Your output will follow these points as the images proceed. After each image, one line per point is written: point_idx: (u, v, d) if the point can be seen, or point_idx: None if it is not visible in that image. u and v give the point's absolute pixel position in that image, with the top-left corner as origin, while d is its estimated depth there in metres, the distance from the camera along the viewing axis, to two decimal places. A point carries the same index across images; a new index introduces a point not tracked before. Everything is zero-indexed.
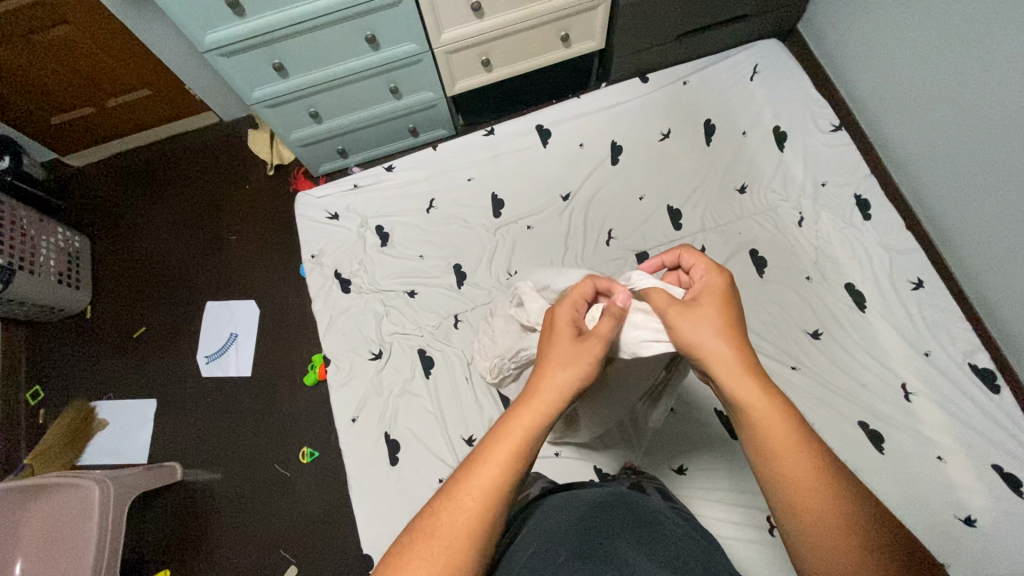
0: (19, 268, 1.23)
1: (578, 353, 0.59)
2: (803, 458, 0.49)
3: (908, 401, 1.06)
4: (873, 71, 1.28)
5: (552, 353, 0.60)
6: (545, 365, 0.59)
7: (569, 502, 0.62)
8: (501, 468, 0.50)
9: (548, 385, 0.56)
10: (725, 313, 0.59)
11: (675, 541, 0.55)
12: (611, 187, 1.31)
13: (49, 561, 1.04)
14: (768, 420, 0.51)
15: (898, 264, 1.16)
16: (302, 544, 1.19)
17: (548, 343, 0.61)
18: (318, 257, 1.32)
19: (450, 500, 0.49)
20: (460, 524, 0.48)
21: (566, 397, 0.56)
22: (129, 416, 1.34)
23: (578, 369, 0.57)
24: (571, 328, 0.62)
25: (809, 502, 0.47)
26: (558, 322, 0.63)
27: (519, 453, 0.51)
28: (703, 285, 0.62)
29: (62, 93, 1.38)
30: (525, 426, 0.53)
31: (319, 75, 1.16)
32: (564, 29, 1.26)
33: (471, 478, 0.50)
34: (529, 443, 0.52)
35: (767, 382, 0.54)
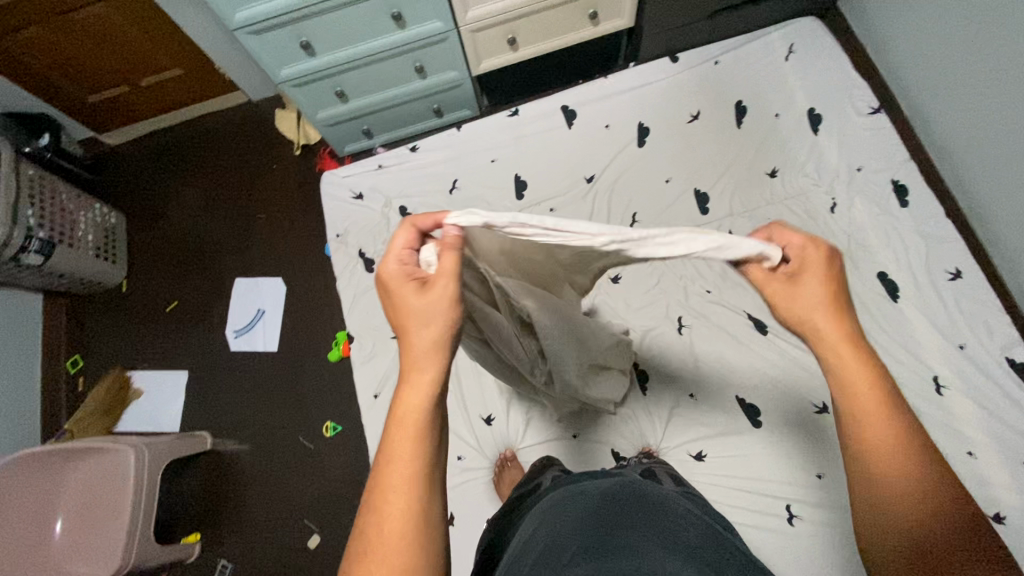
0: (58, 242, 1.28)
1: (426, 299, 0.53)
2: (899, 453, 0.45)
3: (940, 395, 1.02)
4: (917, 50, 1.22)
5: (403, 309, 0.54)
6: (404, 324, 0.54)
7: (581, 495, 0.61)
8: (410, 460, 0.48)
9: (415, 346, 0.52)
10: (834, 292, 0.50)
11: (688, 524, 0.55)
12: (637, 170, 1.29)
13: (92, 521, 1.10)
14: (865, 409, 0.47)
15: (935, 253, 1.12)
16: (325, 515, 1.23)
17: (393, 302, 0.55)
18: (343, 236, 1.34)
19: (374, 513, 0.47)
20: (391, 530, 0.46)
21: (437, 344, 0.53)
22: (160, 386, 1.40)
23: (442, 317, 0.53)
24: (407, 276, 0.55)
25: (903, 500, 0.45)
26: (390, 277, 0.56)
27: (419, 436, 0.49)
28: (796, 260, 0.51)
29: (97, 72, 1.41)
30: (417, 406, 0.50)
31: (345, 53, 1.17)
32: (592, 7, 1.23)
33: (383, 484, 0.48)
34: (422, 419, 0.50)
35: (875, 372, 0.48)
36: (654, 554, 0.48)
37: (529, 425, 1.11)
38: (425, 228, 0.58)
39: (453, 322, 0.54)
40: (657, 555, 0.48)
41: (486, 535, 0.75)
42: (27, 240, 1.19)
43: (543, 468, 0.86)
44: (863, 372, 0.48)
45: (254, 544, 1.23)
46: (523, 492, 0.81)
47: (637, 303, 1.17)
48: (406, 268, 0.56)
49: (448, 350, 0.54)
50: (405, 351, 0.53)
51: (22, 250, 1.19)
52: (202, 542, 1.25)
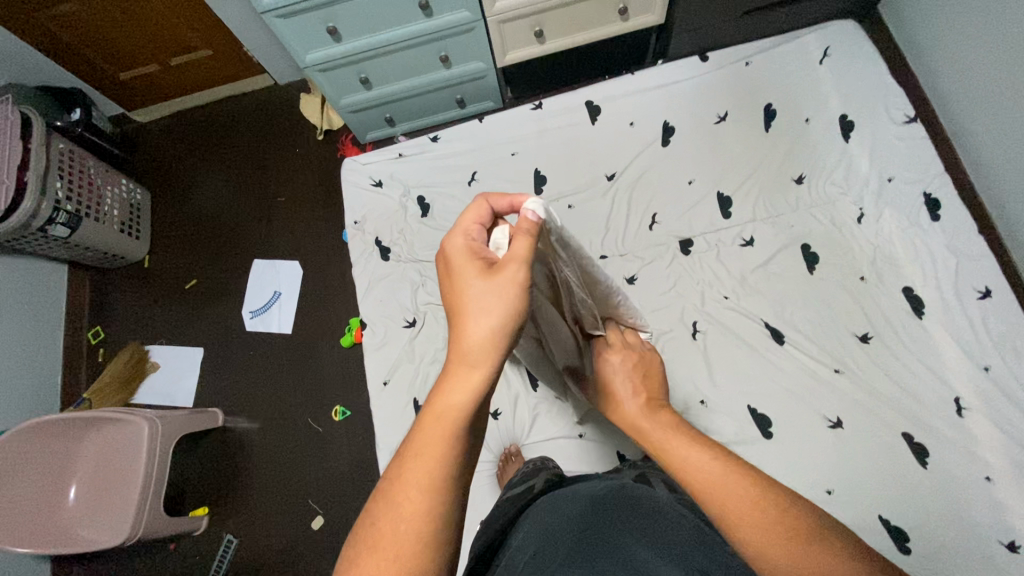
0: (85, 215, 1.31)
1: (492, 282, 0.54)
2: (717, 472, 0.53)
3: (961, 417, 0.99)
4: (960, 59, 1.17)
5: (466, 290, 0.55)
6: (463, 308, 0.54)
7: (571, 501, 0.62)
8: (438, 459, 0.47)
9: (472, 333, 0.52)
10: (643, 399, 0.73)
11: (680, 525, 0.55)
12: (659, 170, 1.27)
13: (110, 488, 1.15)
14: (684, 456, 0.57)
15: (965, 270, 1.08)
16: (330, 497, 1.24)
17: (457, 280, 0.56)
18: (361, 223, 1.35)
19: (388, 504, 0.45)
20: (407, 524, 0.44)
21: (494, 335, 0.52)
22: (178, 362, 1.42)
23: (502, 308, 0.53)
24: (475, 256, 0.57)
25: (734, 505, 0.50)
26: (459, 256, 0.57)
27: (453, 435, 0.48)
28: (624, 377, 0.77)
29: (129, 50, 1.43)
30: (457, 402, 0.49)
31: (370, 40, 1.16)
32: (622, 2, 1.21)
33: (403, 478, 0.46)
34: (461, 419, 0.49)
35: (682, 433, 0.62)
36: (638, 554, 0.48)
37: (536, 421, 1.11)
38: (500, 214, 0.61)
39: (513, 318, 0.53)
40: (641, 555, 0.48)
41: (477, 544, 0.72)
42: (55, 212, 1.22)
43: (539, 469, 0.87)
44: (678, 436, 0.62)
45: (258, 520, 1.26)
46: (517, 493, 0.80)
47: (652, 305, 1.15)
48: (473, 247, 0.58)
49: (502, 349, 0.53)
50: (457, 340, 0.52)
51: (50, 222, 1.22)
52: (210, 516, 1.27)
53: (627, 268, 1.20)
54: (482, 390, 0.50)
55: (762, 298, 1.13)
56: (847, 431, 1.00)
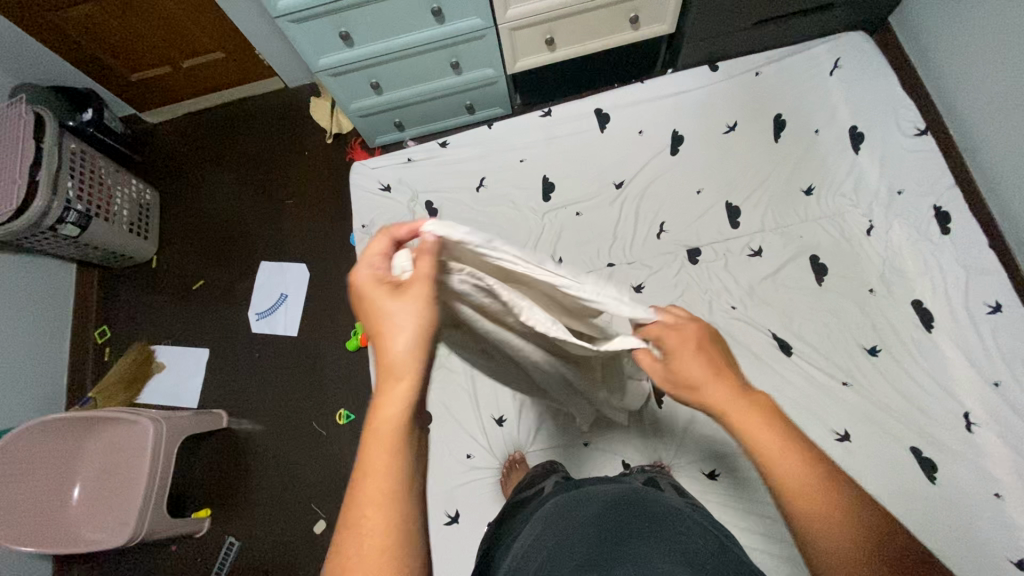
0: (95, 215, 1.31)
1: (404, 304, 0.50)
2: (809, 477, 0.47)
3: (970, 432, 0.98)
4: (972, 72, 1.17)
5: (381, 315, 0.50)
6: (377, 334, 0.50)
7: (580, 504, 0.62)
8: (388, 472, 0.46)
9: (392, 355, 0.49)
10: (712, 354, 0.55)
11: (686, 529, 0.56)
12: (668, 178, 1.27)
13: (114, 488, 1.15)
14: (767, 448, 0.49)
15: (975, 285, 1.07)
16: (333, 501, 1.24)
17: (366, 308, 0.51)
18: (369, 227, 1.35)
19: (351, 530, 0.44)
20: (371, 548, 0.44)
21: (416, 352, 0.49)
22: (183, 362, 1.42)
23: (418, 322, 0.49)
24: (381, 282, 0.52)
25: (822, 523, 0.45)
26: (366, 286, 0.52)
27: (395, 448, 0.47)
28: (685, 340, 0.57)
29: (141, 52, 1.44)
30: (393, 418, 0.47)
31: (382, 46, 1.17)
32: (633, 11, 1.21)
33: (359, 500, 0.45)
34: (400, 429, 0.47)
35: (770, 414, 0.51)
36: (643, 559, 0.49)
37: (541, 429, 1.10)
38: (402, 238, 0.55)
39: (430, 328, 0.50)
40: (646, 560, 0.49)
41: (489, 533, 0.77)
42: (65, 212, 1.23)
43: (546, 473, 0.86)
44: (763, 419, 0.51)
45: (261, 522, 1.25)
46: (526, 495, 0.80)
47: None
48: (379, 276, 0.52)
49: (425, 358, 0.50)
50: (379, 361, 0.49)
51: (60, 221, 1.23)
52: (213, 517, 1.27)
53: (635, 277, 1.20)
54: (410, 403, 0.48)
55: (770, 309, 1.13)
56: (855, 444, 0.99)
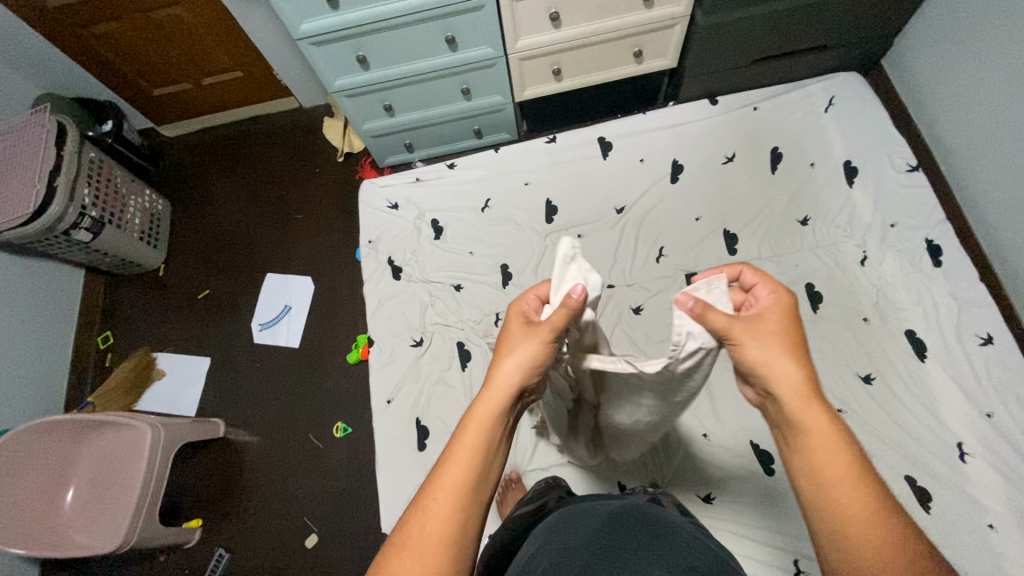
0: (107, 222, 1.34)
1: (530, 337, 0.58)
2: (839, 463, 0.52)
3: (963, 462, 0.99)
4: (962, 113, 1.22)
5: (509, 340, 0.59)
6: (498, 354, 0.58)
7: (581, 517, 0.64)
8: (461, 467, 0.51)
9: (498, 374, 0.56)
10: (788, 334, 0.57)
11: (685, 543, 0.58)
12: (668, 205, 1.31)
13: (108, 494, 1.15)
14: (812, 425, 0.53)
15: (966, 316, 1.10)
16: (325, 515, 1.23)
17: (504, 331, 0.61)
18: (375, 243, 1.38)
19: (418, 510, 0.49)
20: (431, 533, 0.48)
21: (519, 381, 0.56)
22: (184, 371, 1.43)
23: (531, 356, 0.57)
24: (524, 316, 0.62)
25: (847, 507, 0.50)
26: (514, 316, 0.62)
27: (476, 450, 0.52)
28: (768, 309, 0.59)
29: (164, 68, 1.49)
30: (478, 421, 0.53)
31: (396, 70, 1.22)
32: (637, 46, 1.27)
33: (432, 484, 0.50)
34: (484, 435, 0.53)
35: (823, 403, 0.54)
36: None
37: (537, 448, 1.11)
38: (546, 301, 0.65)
39: (538, 366, 0.57)
40: None
41: (491, 546, 0.78)
42: (80, 217, 1.26)
43: (546, 487, 0.87)
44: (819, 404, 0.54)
45: (252, 535, 1.24)
46: (529, 509, 0.80)
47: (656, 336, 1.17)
48: (528, 309, 0.63)
49: (524, 389, 0.56)
50: (486, 380, 0.56)
51: (74, 226, 1.26)
52: (204, 528, 1.26)
53: (635, 299, 1.22)
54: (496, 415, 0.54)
55: None
56: None
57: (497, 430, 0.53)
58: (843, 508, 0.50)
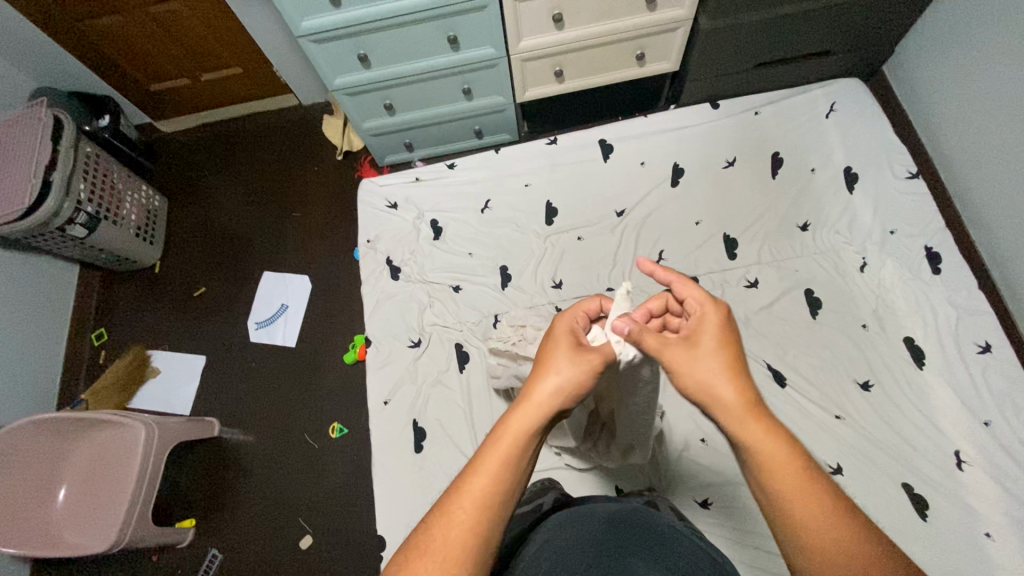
0: (103, 218, 1.33)
1: (575, 361, 0.59)
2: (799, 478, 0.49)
3: (960, 470, 0.99)
4: (963, 121, 1.23)
5: (552, 358, 0.60)
6: (540, 370, 0.59)
7: (578, 519, 0.64)
8: (492, 480, 0.50)
9: (539, 390, 0.56)
10: (727, 350, 0.57)
11: (684, 547, 0.58)
12: (668, 209, 1.31)
13: (100, 493, 1.13)
14: (757, 445, 0.51)
15: (964, 324, 1.10)
16: (320, 516, 1.22)
17: (547, 348, 0.62)
18: (373, 242, 1.37)
19: (443, 515, 0.49)
20: (455, 541, 0.47)
21: (560, 401, 0.56)
22: (179, 368, 1.42)
23: (575, 378, 0.58)
24: (571, 337, 0.63)
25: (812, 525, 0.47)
26: (559, 333, 0.63)
27: (509, 465, 0.51)
28: (701, 324, 0.59)
29: (162, 64, 1.48)
30: (514, 434, 0.53)
31: (397, 69, 1.21)
32: (640, 48, 1.27)
33: (462, 491, 0.49)
34: (519, 451, 0.52)
35: (766, 416, 0.53)
36: None
37: None
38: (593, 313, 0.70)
39: (578, 391, 0.58)
40: None
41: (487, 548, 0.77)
42: (75, 213, 1.24)
43: (542, 489, 0.86)
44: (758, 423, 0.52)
45: (245, 535, 1.23)
46: (526, 511, 0.80)
47: None
48: (576, 328, 0.64)
49: (561, 409, 0.57)
50: (526, 394, 0.56)
51: (69, 222, 1.24)
52: (197, 528, 1.25)
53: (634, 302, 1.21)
54: (535, 431, 0.53)
55: (765, 339, 1.14)
56: (847, 478, 1.00)
57: (531, 446, 0.53)
58: (800, 516, 0.47)
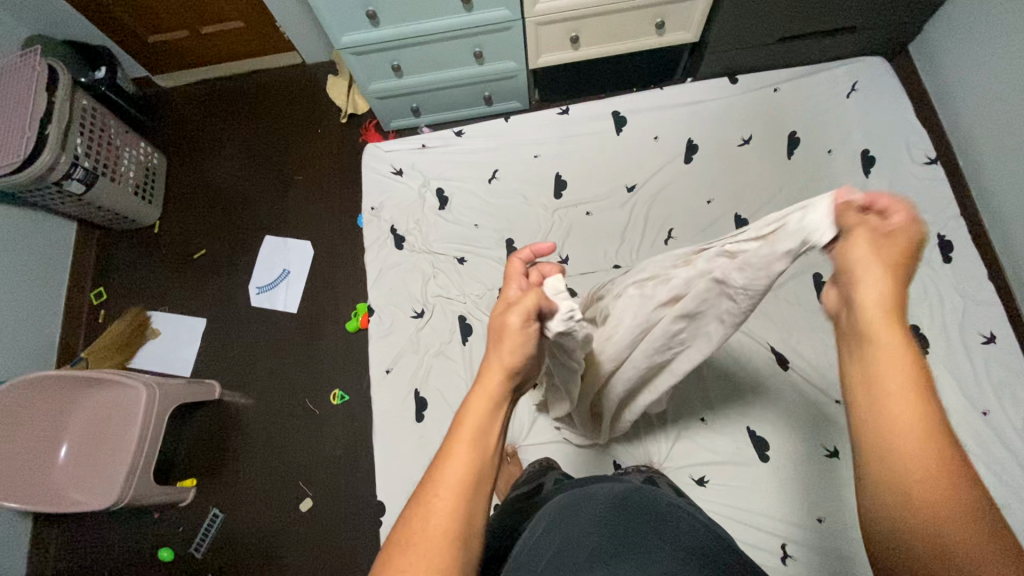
0: (101, 174, 1.30)
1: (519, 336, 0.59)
2: (916, 408, 0.44)
3: (955, 457, 1.00)
4: (986, 106, 1.19)
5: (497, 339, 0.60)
6: (487, 352, 0.59)
7: (588, 499, 0.63)
8: (463, 461, 0.50)
9: (488, 372, 0.56)
10: (894, 271, 0.50)
11: (698, 531, 0.57)
12: (680, 185, 1.28)
13: (100, 451, 1.14)
14: (891, 369, 0.47)
15: (970, 314, 1.10)
16: (321, 481, 1.24)
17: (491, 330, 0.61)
18: (377, 210, 1.35)
19: (420, 507, 0.48)
20: (434, 530, 0.47)
21: (510, 375, 0.56)
22: (179, 330, 1.41)
23: (523, 350, 0.58)
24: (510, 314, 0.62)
25: (915, 450, 0.43)
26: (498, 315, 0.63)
27: (475, 446, 0.51)
28: (842, 249, 0.54)
29: (160, 15, 1.42)
30: (476, 415, 0.53)
31: (408, 28, 1.16)
32: (660, 16, 1.21)
33: (434, 480, 0.49)
34: (480, 431, 0.52)
35: (908, 344, 0.48)
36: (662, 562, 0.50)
37: (533, 424, 1.10)
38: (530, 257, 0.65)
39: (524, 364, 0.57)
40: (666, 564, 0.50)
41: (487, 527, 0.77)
42: (72, 167, 1.21)
43: (542, 469, 0.87)
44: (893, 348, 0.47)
45: (247, 496, 1.25)
46: (525, 490, 0.81)
47: None
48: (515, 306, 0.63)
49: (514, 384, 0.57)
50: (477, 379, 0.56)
51: (67, 176, 1.21)
52: (198, 487, 1.26)
53: None
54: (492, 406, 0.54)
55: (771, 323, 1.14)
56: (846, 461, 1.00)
57: (497, 422, 0.54)
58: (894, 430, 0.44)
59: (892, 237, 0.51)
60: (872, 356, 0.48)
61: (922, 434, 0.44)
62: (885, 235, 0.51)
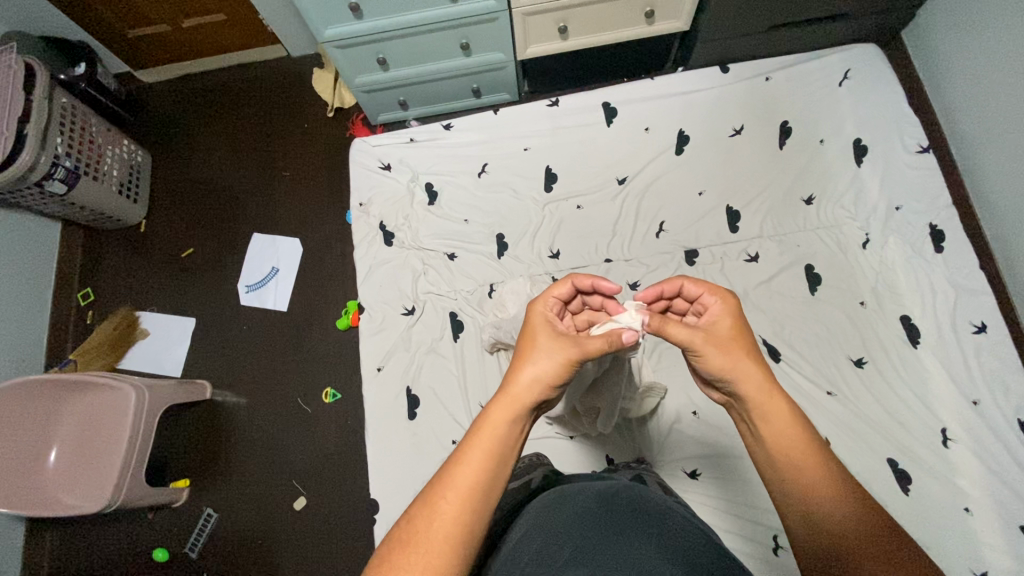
0: (83, 173, 1.27)
1: (552, 350, 0.59)
2: (809, 457, 0.53)
3: (945, 447, 1.01)
4: (980, 93, 1.18)
5: (533, 349, 0.60)
6: (520, 361, 0.59)
7: (573, 495, 0.64)
8: (477, 469, 0.51)
9: (518, 381, 0.57)
10: (745, 342, 0.61)
11: (682, 524, 0.58)
12: (671, 177, 1.27)
13: (90, 453, 1.14)
14: (777, 423, 0.55)
15: (962, 304, 1.09)
16: (314, 480, 1.24)
17: (527, 340, 0.62)
18: (365, 206, 1.33)
19: (426, 509, 0.49)
20: (436, 534, 0.48)
21: (538, 390, 0.57)
22: (169, 330, 1.40)
23: (556, 366, 0.58)
24: (548, 325, 0.63)
25: (817, 492, 0.51)
26: (536, 327, 0.64)
27: (492, 456, 0.52)
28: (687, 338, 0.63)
29: (140, 8, 1.39)
30: (495, 426, 0.54)
31: (392, 21, 1.14)
32: (650, 5, 1.19)
33: (446, 483, 0.50)
34: (499, 444, 0.53)
35: (785, 400, 0.56)
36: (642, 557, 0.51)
37: None
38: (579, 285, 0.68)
39: (556, 384, 0.58)
40: (646, 558, 0.50)
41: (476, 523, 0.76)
42: (53, 167, 1.19)
43: (532, 464, 0.85)
44: (778, 408, 0.56)
45: (241, 495, 1.25)
46: (514, 485, 0.80)
47: None
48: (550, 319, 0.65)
49: (543, 398, 0.57)
50: (506, 386, 0.57)
51: (47, 177, 1.18)
52: (191, 488, 1.26)
53: (631, 274, 1.19)
54: (517, 418, 0.54)
55: (763, 316, 1.13)
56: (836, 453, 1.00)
57: (516, 436, 0.54)
58: (806, 482, 0.52)
59: (714, 321, 0.63)
60: (765, 418, 0.56)
61: (822, 478, 0.52)
62: (713, 318, 0.64)
